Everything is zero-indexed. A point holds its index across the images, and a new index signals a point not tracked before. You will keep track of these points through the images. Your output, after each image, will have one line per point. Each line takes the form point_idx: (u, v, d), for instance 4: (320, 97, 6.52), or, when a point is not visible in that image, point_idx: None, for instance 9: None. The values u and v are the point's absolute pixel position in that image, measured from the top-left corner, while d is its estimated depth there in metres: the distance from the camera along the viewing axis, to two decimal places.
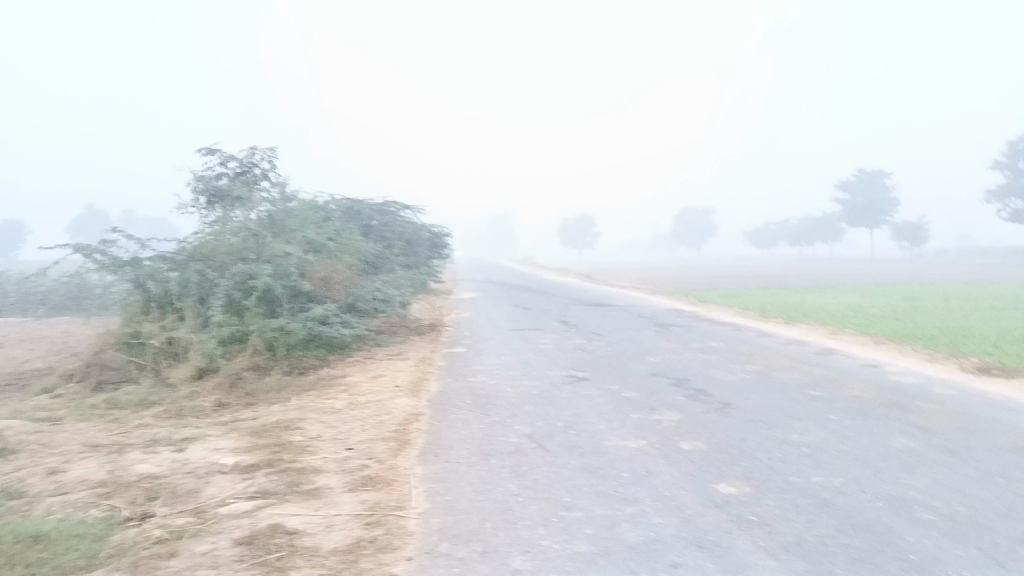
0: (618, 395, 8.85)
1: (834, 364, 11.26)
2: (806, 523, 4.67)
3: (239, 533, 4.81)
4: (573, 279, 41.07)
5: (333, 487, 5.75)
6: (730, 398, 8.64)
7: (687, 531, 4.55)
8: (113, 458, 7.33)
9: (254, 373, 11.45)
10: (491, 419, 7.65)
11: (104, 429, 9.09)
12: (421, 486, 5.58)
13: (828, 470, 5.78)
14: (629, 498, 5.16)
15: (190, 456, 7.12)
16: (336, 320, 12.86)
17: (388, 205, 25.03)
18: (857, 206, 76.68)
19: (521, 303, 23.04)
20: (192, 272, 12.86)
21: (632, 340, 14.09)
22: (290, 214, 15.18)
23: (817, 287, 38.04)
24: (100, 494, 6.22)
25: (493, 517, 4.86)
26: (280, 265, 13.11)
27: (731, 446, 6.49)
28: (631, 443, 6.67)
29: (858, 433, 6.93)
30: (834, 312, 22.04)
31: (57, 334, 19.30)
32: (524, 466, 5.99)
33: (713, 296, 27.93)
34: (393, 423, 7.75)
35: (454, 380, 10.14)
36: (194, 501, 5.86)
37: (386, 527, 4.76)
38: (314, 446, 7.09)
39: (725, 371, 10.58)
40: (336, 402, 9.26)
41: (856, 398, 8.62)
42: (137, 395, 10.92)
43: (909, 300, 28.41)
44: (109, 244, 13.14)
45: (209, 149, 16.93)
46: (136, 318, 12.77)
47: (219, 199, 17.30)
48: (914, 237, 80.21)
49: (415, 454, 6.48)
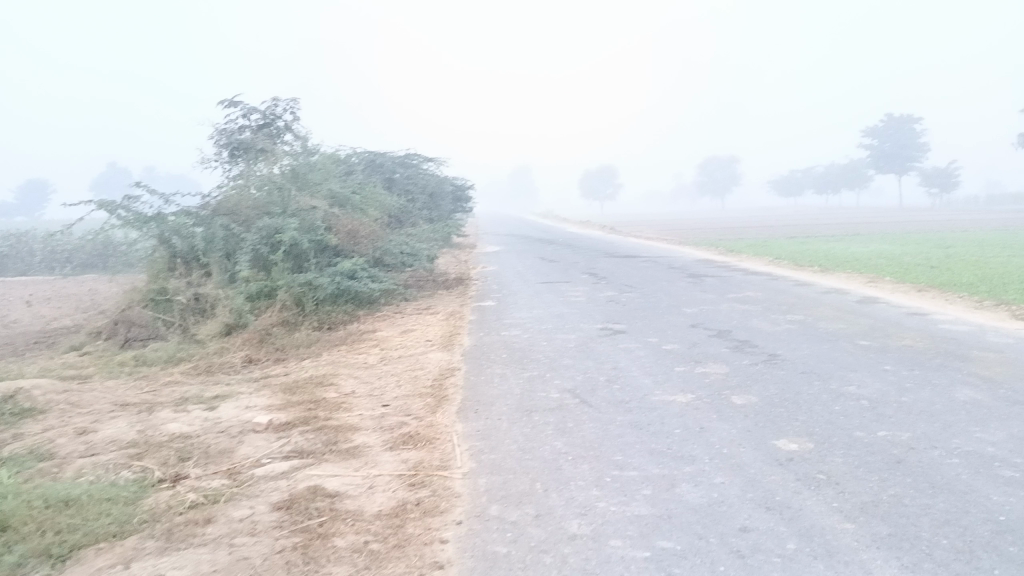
0: (659, 348, 8.54)
1: (879, 313, 10.88)
2: (880, 482, 4.38)
3: (276, 496, 4.58)
4: (598, 230, 40.48)
5: (372, 446, 5.53)
6: (777, 349, 8.30)
7: (753, 492, 4.27)
8: (143, 416, 7.15)
9: (283, 329, 11.25)
10: (530, 373, 7.39)
11: (133, 387, 8.93)
12: (464, 444, 5.33)
13: (893, 424, 5.46)
14: (686, 456, 4.89)
15: (222, 414, 6.92)
16: (364, 275, 12.60)
17: (410, 157, 24.66)
18: (886, 151, 74.93)
19: (546, 255, 22.72)
20: (217, 227, 12.62)
21: (665, 291, 13.73)
22: (314, 168, 14.88)
23: (846, 235, 37.25)
24: (132, 455, 6.04)
25: (543, 477, 4.60)
26: (306, 219, 12.85)
27: (786, 400, 6.18)
28: (679, 397, 6.38)
29: (919, 385, 6.59)
30: (868, 260, 21.55)
31: (85, 292, 19.28)
32: (570, 422, 5.72)
33: (741, 246, 27.46)
34: (429, 378, 7.52)
35: (487, 334, 9.88)
36: (229, 461, 5.66)
37: (431, 489, 4.52)
38: (349, 402, 6.88)
39: (767, 321, 10.23)
40: (368, 357, 9.03)
41: (909, 348, 8.26)
42: (165, 351, 10.79)
43: (940, 247, 27.73)
44: (132, 199, 12.88)
45: (230, 101, 16.57)
46: (163, 275, 12.57)
47: (240, 152, 16.99)
48: (943, 183, 78.41)
49: (454, 410, 6.24)
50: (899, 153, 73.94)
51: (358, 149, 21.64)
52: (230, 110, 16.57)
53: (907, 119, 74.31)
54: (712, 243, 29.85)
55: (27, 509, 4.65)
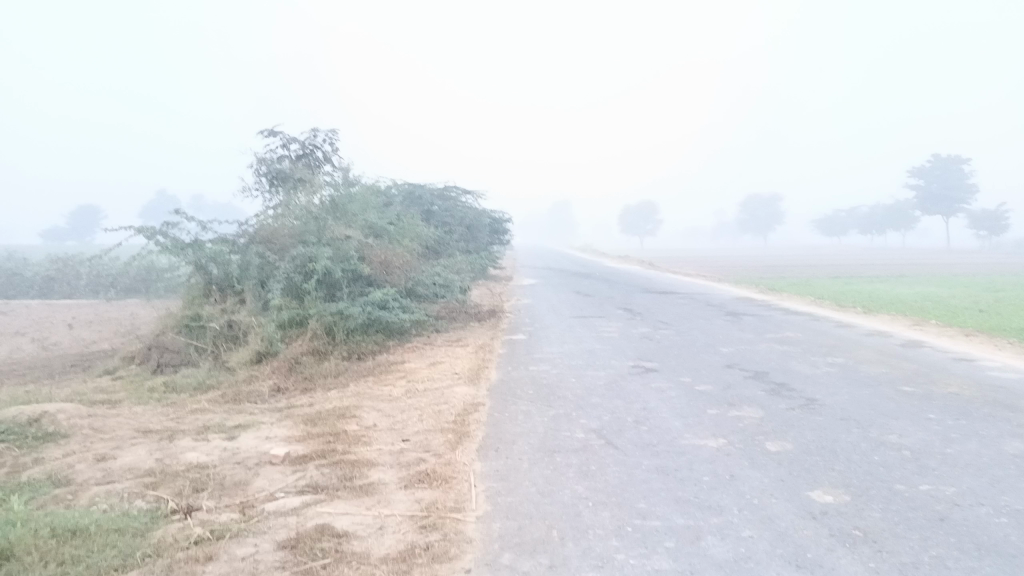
0: (691, 389, 8.26)
1: (923, 358, 10.48)
2: (921, 542, 4.08)
3: (283, 534, 4.42)
4: (636, 266, 40.13)
5: (388, 483, 5.36)
6: (816, 393, 7.98)
7: (783, 548, 4.01)
8: (164, 444, 7.07)
9: (313, 357, 11.17)
10: (556, 411, 7.17)
11: (159, 413, 8.89)
12: (481, 484, 5.13)
13: (937, 478, 5.14)
14: (713, 506, 4.63)
15: (241, 445, 6.81)
16: (395, 305, 12.52)
17: (449, 190, 24.72)
18: (933, 191, 73.56)
19: (582, 290, 22.48)
20: (253, 255, 12.66)
21: (701, 330, 13.42)
22: (351, 199, 14.92)
23: (891, 277, 36.39)
24: (147, 484, 5.94)
25: (560, 524, 4.38)
26: (340, 248, 12.83)
27: (822, 448, 5.88)
28: (709, 441, 6.12)
29: (966, 435, 6.25)
30: (914, 302, 20.95)
31: (125, 316, 19.55)
32: (593, 465, 5.50)
33: (782, 285, 26.98)
34: (452, 413, 7.34)
35: (515, 368, 9.69)
36: (242, 494, 5.54)
37: (442, 532, 4.33)
38: (369, 436, 6.73)
39: (806, 364, 9.89)
40: (393, 390, 8.89)
41: (955, 395, 7.87)
42: (195, 378, 10.79)
43: (990, 290, 26.88)
44: (171, 226, 13.00)
45: (271, 131, 16.76)
46: (197, 301, 12.63)
47: (279, 181, 17.14)
48: (993, 224, 76.60)
49: (474, 448, 6.04)
50: (947, 193, 72.52)
51: (397, 180, 21.73)
52: (270, 139, 16.75)
53: (955, 159, 72.97)
54: (754, 282, 29.43)
55: (32, 538, 4.55)
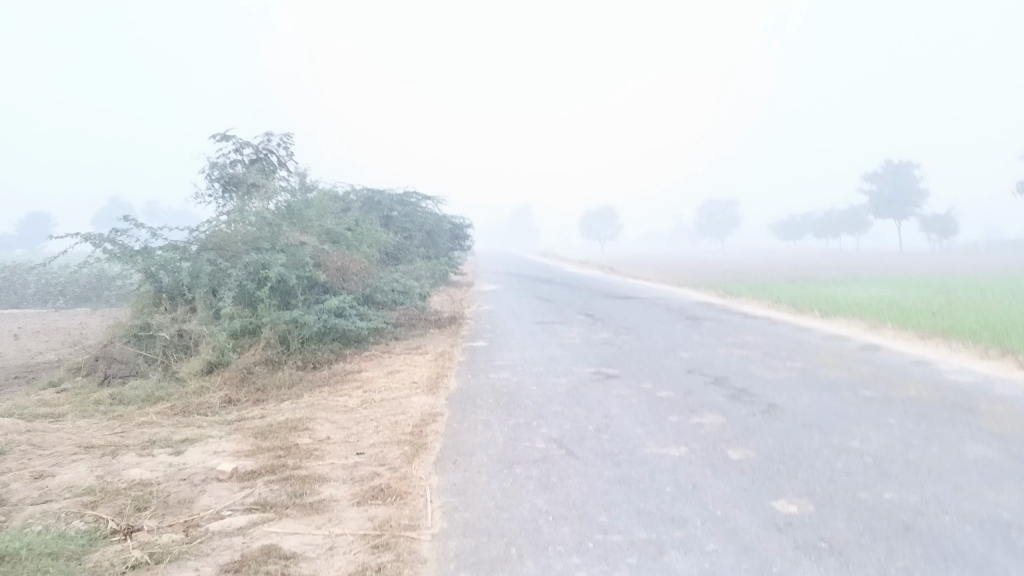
0: (653, 395, 8.16)
1: (880, 361, 10.53)
2: (887, 552, 4.00)
3: (227, 557, 4.19)
4: (597, 271, 40.02)
5: (339, 500, 5.14)
6: (777, 398, 7.93)
7: (748, 562, 3.89)
8: (106, 461, 6.75)
9: (266, 367, 10.86)
10: (515, 420, 7.02)
11: (104, 427, 8.54)
12: (437, 500, 4.94)
13: (901, 484, 5.08)
14: (676, 519, 4.50)
15: (187, 460, 6.53)
16: (352, 312, 12.27)
17: (408, 195, 24.46)
18: (885, 196, 74.93)
19: (542, 295, 22.36)
20: (204, 262, 12.27)
21: (662, 334, 13.36)
22: (308, 204, 14.61)
23: (846, 280, 36.90)
24: (86, 503, 5.65)
25: (519, 541, 4.21)
26: (295, 255, 12.51)
27: (784, 455, 5.80)
28: (672, 450, 6.00)
29: (926, 440, 6.21)
30: (869, 305, 21.15)
31: (74, 325, 18.95)
32: (553, 476, 5.34)
33: (741, 289, 27.11)
34: (409, 424, 7.13)
35: (475, 376, 9.52)
36: (187, 513, 5.28)
37: (396, 552, 4.14)
38: (322, 450, 6.50)
39: (766, 368, 9.86)
40: (349, 400, 8.65)
41: (915, 399, 7.86)
42: (143, 389, 10.41)
43: (941, 293, 27.32)
44: (119, 232, 12.57)
45: (223, 135, 16.35)
46: (147, 310, 12.21)
47: (233, 186, 16.74)
48: (943, 228, 78.26)
49: (431, 460, 5.86)
50: (899, 198, 73.93)
51: (355, 185, 21.41)
52: (223, 143, 16.32)
53: (907, 165, 74.45)
54: (711, 286, 29.57)
55: None
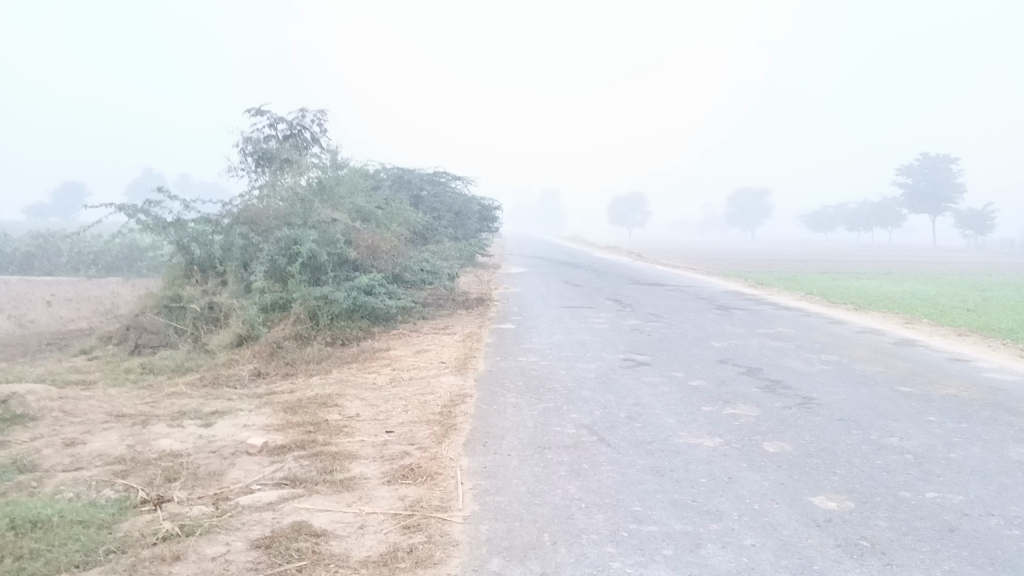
0: (684, 384, 8.04)
1: (917, 357, 10.32)
2: (932, 554, 3.88)
3: (257, 532, 4.16)
4: (624, 256, 39.73)
5: (369, 478, 5.10)
6: (811, 392, 7.78)
7: (787, 559, 3.79)
8: (136, 430, 6.77)
9: (296, 342, 10.87)
10: (545, 405, 6.94)
11: (134, 396, 8.59)
12: (468, 482, 4.88)
13: (944, 485, 4.94)
14: (712, 511, 4.40)
15: (217, 433, 6.53)
16: (381, 290, 12.24)
17: (438, 175, 24.37)
18: (920, 190, 73.63)
19: (569, 279, 22.26)
20: (236, 235, 12.28)
21: (692, 323, 13.21)
22: (339, 181, 14.57)
23: (877, 273, 36.34)
24: (117, 472, 5.66)
25: (552, 528, 4.14)
26: (326, 231, 12.49)
27: (822, 450, 5.67)
28: (705, 440, 5.89)
29: (968, 440, 6.05)
30: (901, 300, 20.80)
31: (106, 295, 19.14)
32: (585, 463, 5.26)
33: (771, 279, 26.77)
34: (438, 404, 7.08)
35: (504, 358, 9.45)
36: (216, 485, 5.27)
37: (426, 534, 4.08)
38: (351, 427, 6.47)
39: (800, 360, 9.69)
40: (377, 378, 8.62)
41: (954, 397, 7.68)
42: (173, 360, 10.47)
43: (976, 289, 26.80)
44: (152, 203, 12.61)
45: (257, 110, 16.33)
46: (178, 282, 12.26)
47: (266, 161, 16.74)
48: (979, 224, 76.80)
49: (461, 442, 5.80)
50: (934, 192, 72.63)
51: (386, 164, 21.35)
52: (256, 117, 16.31)
53: (944, 158, 73.07)
54: (740, 275, 29.27)
55: None
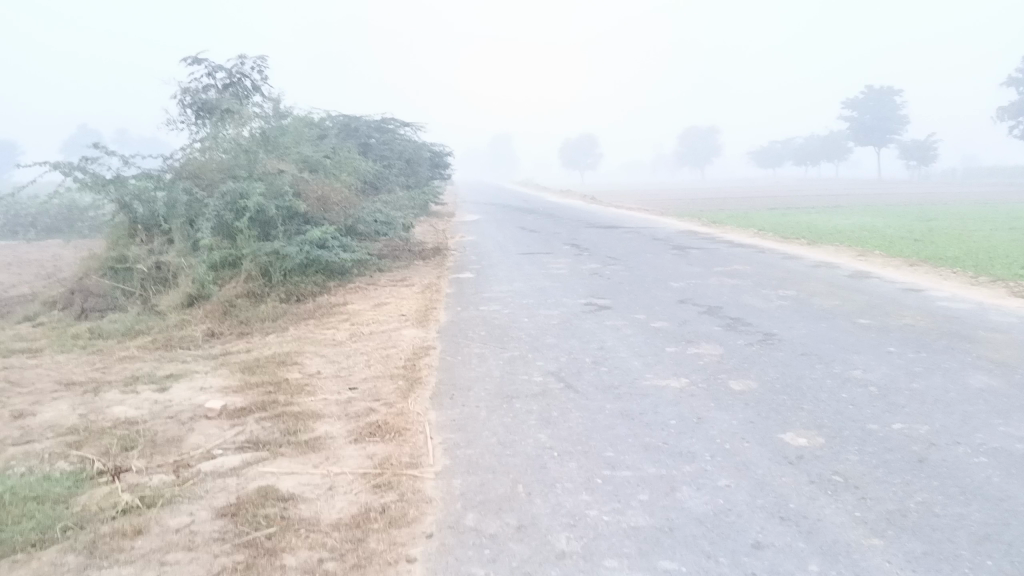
0: (647, 326, 8.02)
1: (871, 289, 10.48)
2: (904, 486, 3.91)
3: (222, 500, 4.02)
4: (577, 199, 39.64)
5: (335, 437, 4.97)
6: (773, 328, 7.82)
7: (764, 498, 3.78)
8: (88, 398, 6.53)
9: (249, 300, 10.59)
10: (510, 353, 6.86)
11: (84, 363, 8.29)
12: (437, 436, 4.79)
13: (909, 416, 4.99)
14: (685, 454, 4.38)
15: (173, 397, 6.32)
16: (335, 244, 11.97)
17: (386, 122, 23.82)
18: (866, 123, 74.51)
19: (525, 225, 22.12)
20: (180, 191, 11.84)
21: (649, 264, 13.22)
22: (285, 132, 14.11)
23: (826, 207, 36.80)
24: (70, 444, 5.44)
25: (526, 478, 4.07)
26: (273, 184, 12.11)
27: (787, 386, 5.69)
28: (672, 382, 5.88)
29: (928, 369, 6.13)
30: (851, 233, 21.10)
31: (47, 258, 18.44)
32: (554, 411, 5.20)
33: (724, 217, 26.96)
34: (401, 357, 6.96)
35: (465, 308, 9.33)
36: (176, 452, 5.10)
37: (398, 492, 3.99)
38: (312, 385, 6.31)
39: (758, 297, 9.75)
40: (336, 333, 8.44)
41: (911, 328, 7.79)
42: (122, 323, 10.14)
43: (921, 220, 27.36)
44: (90, 161, 12.07)
45: (194, 59, 15.65)
46: (122, 242, 11.83)
47: (206, 112, 16.12)
48: (922, 155, 78.11)
49: (427, 395, 5.69)
50: (879, 125, 73.60)
51: (332, 112, 20.77)
52: (194, 67, 15.63)
53: (888, 91, 73.78)
54: (693, 214, 29.36)
55: None
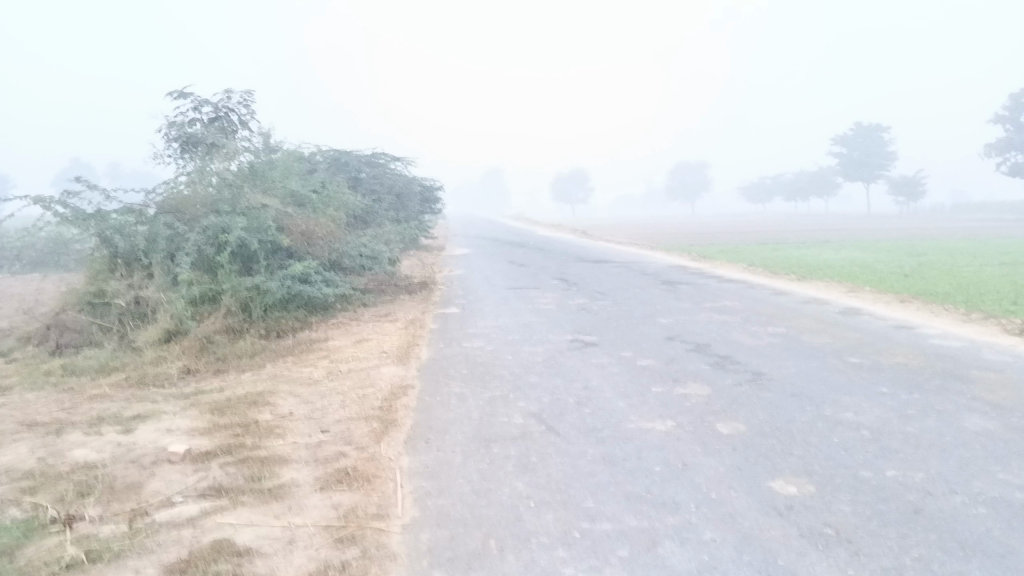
0: (634, 364, 7.80)
1: (862, 326, 10.30)
2: (900, 540, 3.68)
3: (172, 555, 3.76)
4: (569, 233, 39.53)
5: (301, 484, 4.71)
6: (762, 367, 7.61)
7: (750, 554, 3.54)
8: (49, 441, 6.25)
9: (227, 337, 10.32)
10: (491, 393, 6.62)
11: (53, 401, 8.01)
12: (408, 484, 4.54)
13: (903, 462, 4.77)
14: (668, 504, 4.14)
15: (138, 439, 6.06)
16: (318, 278, 11.76)
17: (376, 155, 23.70)
18: (855, 159, 75.04)
19: (514, 260, 21.93)
20: (161, 224, 11.61)
21: (639, 300, 13.05)
22: (271, 165, 13.96)
23: (817, 243, 36.75)
24: (24, 490, 5.16)
25: (499, 532, 3.82)
26: (256, 218, 11.90)
27: (777, 429, 5.46)
28: (658, 424, 5.65)
29: (923, 412, 5.92)
30: (842, 268, 20.97)
31: (29, 292, 18.11)
32: (533, 456, 4.96)
33: (714, 252, 26.83)
34: (378, 398, 6.72)
35: (448, 345, 9.10)
36: (134, 499, 4.83)
37: (361, 547, 3.74)
38: (284, 427, 6.07)
39: (747, 334, 9.54)
40: (314, 371, 8.19)
41: (904, 367, 7.59)
42: (97, 359, 9.87)
43: (912, 255, 27.32)
44: (70, 193, 11.84)
45: (179, 92, 15.52)
46: (101, 276, 11.57)
47: (191, 145, 15.96)
48: (911, 190, 78.55)
49: (402, 439, 5.44)
50: (868, 160, 74.06)
51: (321, 146, 20.66)
52: (180, 100, 15.50)
53: (877, 127, 74.41)
54: (685, 249, 29.22)
55: None
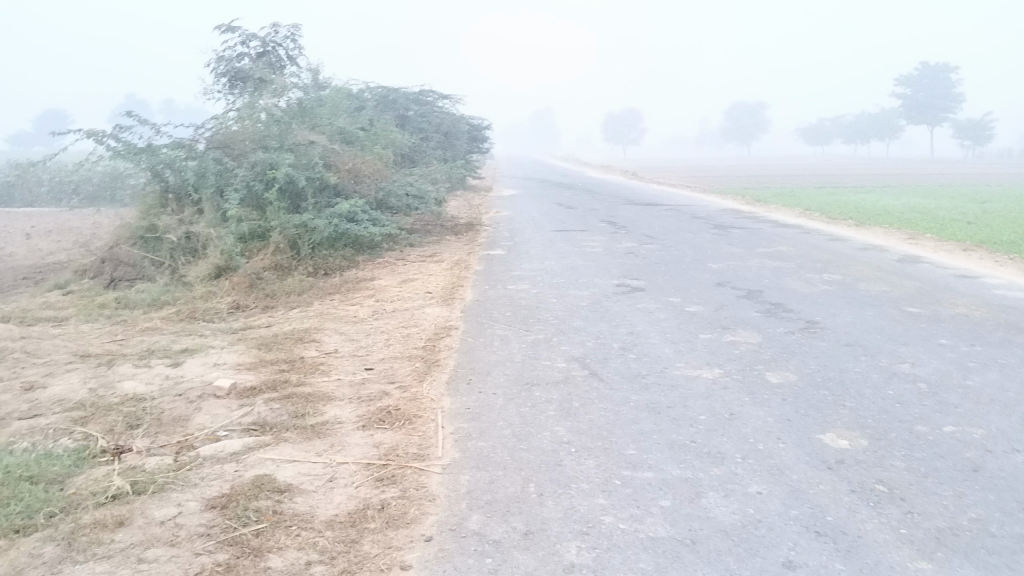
0: (682, 310, 7.64)
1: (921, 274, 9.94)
2: (957, 500, 3.53)
3: (215, 489, 3.80)
4: (619, 176, 38.85)
5: (344, 423, 4.72)
6: (815, 315, 7.39)
7: (798, 509, 3.43)
8: (101, 372, 6.37)
9: (275, 274, 10.39)
10: (535, 337, 6.54)
11: (105, 333, 8.16)
12: (449, 425, 4.51)
13: (961, 417, 4.58)
14: (714, 454, 4.04)
15: (186, 373, 6.14)
16: (365, 217, 11.74)
17: (425, 93, 23.40)
18: (920, 101, 72.06)
19: (562, 201, 21.65)
20: (210, 160, 11.64)
21: (689, 244, 12.78)
22: (320, 102, 13.87)
23: (876, 188, 35.55)
24: (75, 420, 5.26)
25: (539, 477, 3.77)
26: (304, 155, 11.87)
27: (829, 380, 5.29)
28: (704, 372, 5.52)
29: (983, 365, 5.69)
30: (901, 214, 20.25)
31: (86, 226, 18.45)
32: (575, 401, 4.88)
33: (767, 196, 26.16)
34: (422, 338, 6.70)
35: (493, 287, 9.03)
36: (180, 433, 4.89)
37: (401, 487, 3.72)
38: (328, 364, 6.09)
39: (801, 281, 9.27)
40: (359, 310, 8.21)
41: (965, 318, 7.30)
42: (149, 293, 10.03)
43: (975, 203, 26.27)
44: (122, 128, 11.90)
45: (228, 26, 15.42)
46: (153, 211, 11.70)
47: (240, 81, 15.92)
48: (978, 135, 75.36)
49: (444, 380, 5.41)
50: (934, 103, 71.04)
51: (370, 83, 20.46)
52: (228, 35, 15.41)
53: (945, 68, 71.13)
54: (737, 192, 28.54)
55: None
